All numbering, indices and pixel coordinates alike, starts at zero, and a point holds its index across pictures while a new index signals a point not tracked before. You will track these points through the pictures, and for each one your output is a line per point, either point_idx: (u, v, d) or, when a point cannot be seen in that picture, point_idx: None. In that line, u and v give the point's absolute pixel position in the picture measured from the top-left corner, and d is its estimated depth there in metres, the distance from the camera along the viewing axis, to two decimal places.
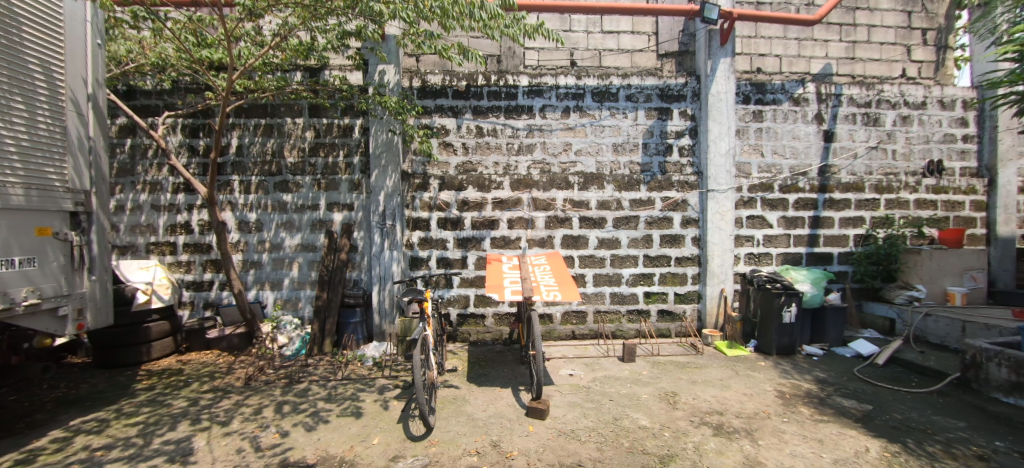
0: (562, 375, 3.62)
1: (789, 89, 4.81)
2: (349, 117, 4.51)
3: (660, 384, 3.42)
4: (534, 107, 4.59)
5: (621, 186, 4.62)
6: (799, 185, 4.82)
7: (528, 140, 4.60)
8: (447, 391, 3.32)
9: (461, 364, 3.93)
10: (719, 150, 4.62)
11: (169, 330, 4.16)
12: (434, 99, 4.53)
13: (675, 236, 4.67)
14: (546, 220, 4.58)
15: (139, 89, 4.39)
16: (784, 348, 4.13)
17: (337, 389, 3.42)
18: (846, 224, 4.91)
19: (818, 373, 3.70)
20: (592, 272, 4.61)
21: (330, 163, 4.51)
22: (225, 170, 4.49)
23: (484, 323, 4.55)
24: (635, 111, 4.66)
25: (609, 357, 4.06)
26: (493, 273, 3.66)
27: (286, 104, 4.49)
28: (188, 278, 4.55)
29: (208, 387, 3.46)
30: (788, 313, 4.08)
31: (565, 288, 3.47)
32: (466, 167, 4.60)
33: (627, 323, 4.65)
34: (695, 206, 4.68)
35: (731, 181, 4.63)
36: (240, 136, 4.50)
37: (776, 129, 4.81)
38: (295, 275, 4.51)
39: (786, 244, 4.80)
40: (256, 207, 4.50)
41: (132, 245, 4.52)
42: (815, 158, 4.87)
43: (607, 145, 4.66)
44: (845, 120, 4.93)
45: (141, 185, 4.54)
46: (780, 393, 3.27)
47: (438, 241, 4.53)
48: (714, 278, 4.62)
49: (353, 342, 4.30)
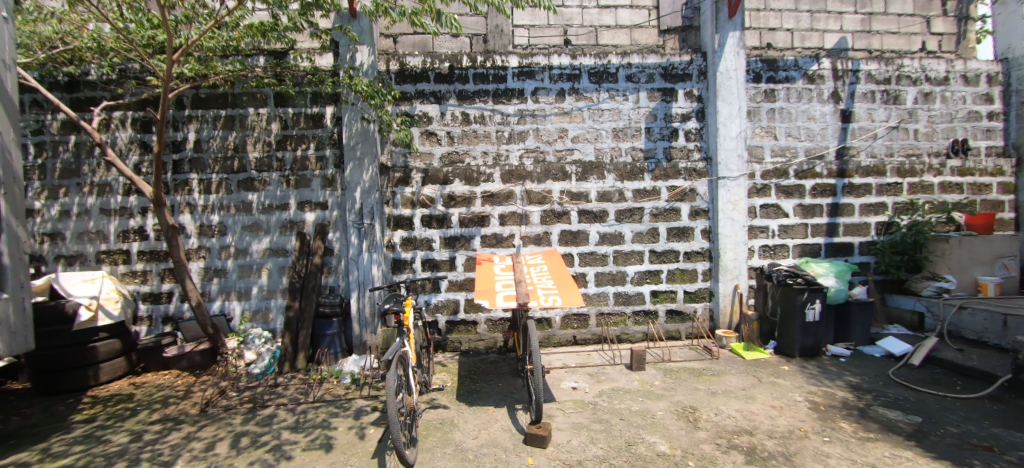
0: (563, 389, 3.20)
1: (803, 66, 4.41)
2: (319, 106, 4.04)
3: (676, 397, 3.00)
4: (526, 90, 4.15)
5: (623, 176, 4.19)
6: (816, 170, 4.42)
7: (519, 127, 4.16)
8: (433, 414, 2.89)
9: (450, 379, 3.50)
10: (730, 132, 4.22)
11: (121, 349, 3.70)
12: (414, 83, 4.07)
13: (683, 229, 4.26)
14: (542, 215, 4.15)
15: (83, 80, 3.94)
16: (809, 349, 3.74)
17: (307, 415, 2.99)
18: (867, 211, 4.52)
19: (850, 378, 3.31)
20: (594, 271, 4.19)
21: (299, 157, 4.04)
22: (182, 168, 4.03)
23: (476, 331, 4.13)
24: (636, 92, 4.23)
25: (615, 365, 3.65)
26: (483, 277, 3.24)
27: (248, 92, 4.02)
28: (145, 290, 4.08)
29: (157, 417, 3.01)
30: (811, 310, 3.69)
31: (566, 292, 3.03)
32: (452, 157, 4.13)
33: (633, 325, 4.23)
34: (705, 195, 4.27)
35: (742, 167, 4.23)
36: (198, 130, 4.02)
37: (790, 109, 4.40)
38: (264, 283, 4.05)
39: (803, 234, 4.40)
40: (218, 209, 4.04)
41: (80, 254, 4.04)
42: (832, 140, 4.47)
43: (607, 131, 4.22)
44: (863, 99, 4.53)
45: (87, 187, 4.06)
46: (813, 404, 2.87)
47: (423, 241, 4.09)
48: (727, 274, 4.22)
49: (328, 356, 3.85)
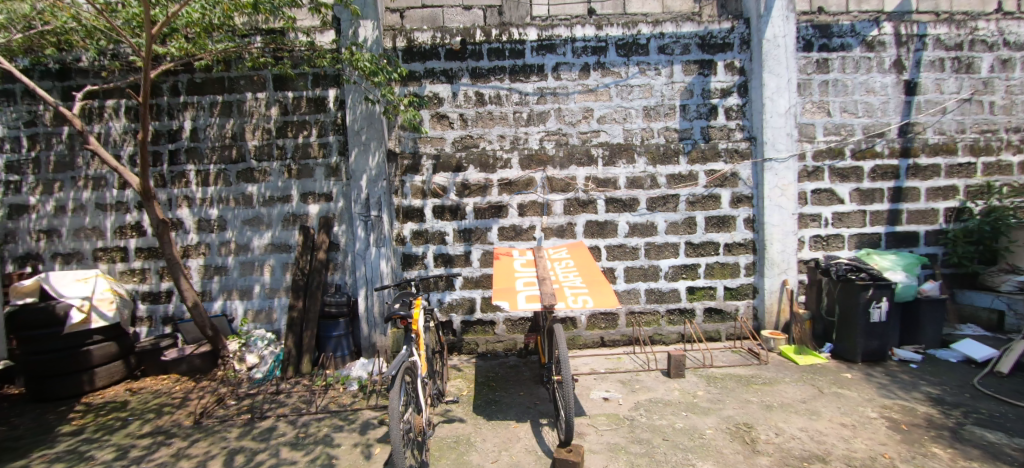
0: (594, 400, 2.83)
1: (861, 31, 3.88)
2: (321, 88, 3.71)
3: (726, 412, 2.60)
4: (546, 66, 3.74)
5: (656, 159, 3.76)
6: (876, 149, 3.91)
7: (539, 107, 3.76)
8: (447, 429, 2.55)
9: (465, 386, 3.16)
10: (777, 108, 3.73)
11: (117, 352, 3.47)
12: (423, 61, 3.70)
13: (723, 219, 3.81)
14: (565, 204, 3.76)
15: (76, 67, 3.72)
16: (873, 353, 3.27)
17: (308, 429, 2.70)
18: (935, 196, 3.98)
19: (928, 389, 2.85)
20: (623, 266, 3.79)
21: (301, 145, 3.73)
22: (179, 158, 3.77)
23: (494, 331, 3.78)
24: (670, 66, 3.78)
25: (650, 371, 3.25)
26: (502, 273, 2.88)
27: (245, 75, 3.71)
28: (143, 289, 3.85)
29: (148, 429, 2.76)
30: (877, 310, 3.21)
31: (597, 290, 2.63)
32: (465, 142, 3.76)
33: (667, 325, 3.83)
34: (748, 180, 3.81)
35: (792, 147, 3.74)
36: (194, 118, 3.75)
37: (845, 81, 3.88)
38: (267, 281, 3.78)
39: (861, 223, 3.90)
40: (217, 202, 3.77)
41: (77, 251, 3.83)
42: (893, 116, 3.94)
43: (637, 109, 3.78)
44: (931, 68, 3.97)
45: (82, 180, 3.83)
46: (892, 422, 2.44)
47: (435, 234, 3.75)
48: (774, 268, 3.76)
49: (334, 360, 3.57)
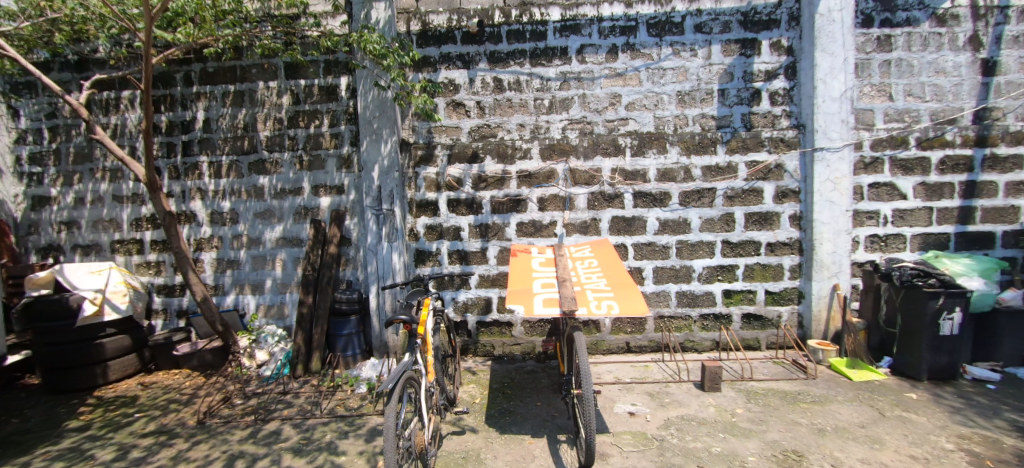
0: (619, 415, 2.57)
1: (930, 3, 3.41)
2: (333, 76, 3.55)
3: (771, 436, 2.29)
4: (569, 48, 3.45)
5: (690, 149, 3.43)
6: (946, 137, 3.44)
7: (562, 93, 3.48)
8: (456, 443, 2.34)
9: (479, 393, 2.95)
10: (831, 92, 3.33)
11: (130, 345, 3.43)
12: (439, 45, 3.48)
13: (766, 215, 3.44)
14: (589, 198, 3.48)
15: (93, 58, 3.70)
16: (941, 370, 2.87)
17: (311, 434, 2.54)
18: (1017, 191, 3.47)
19: (1015, 417, 2.44)
20: (652, 266, 3.48)
21: (313, 135, 3.59)
22: (192, 149, 3.69)
23: (512, 334, 3.56)
24: (707, 46, 3.42)
25: (681, 383, 2.96)
26: (519, 273, 2.64)
27: (257, 63, 3.59)
28: (158, 282, 3.82)
29: (151, 428, 2.67)
30: (948, 322, 2.80)
31: (624, 294, 2.35)
32: (483, 131, 3.53)
33: (700, 332, 3.51)
34: (795, 173, 3.43)
35: (847, 135, 3.34)
36: (207, 108, 3.66)
37: (911, 61, 3.42)
38: (278, 275, 3.67)
39: (926, 221, 3.45)
40: (229, 194, 3.68)
41: (95, 243, 3.83)
42: (968, 99, 3.45)
43: (670, 95, 3.44)
44: (1014, 44, 3.44)
45: (100, 172, 3.81)
46: (976, 457, 2.07)
47: (450, 229, 3.54)
48: (824, 271, 3.38)
49: (344, 359, 3.42)
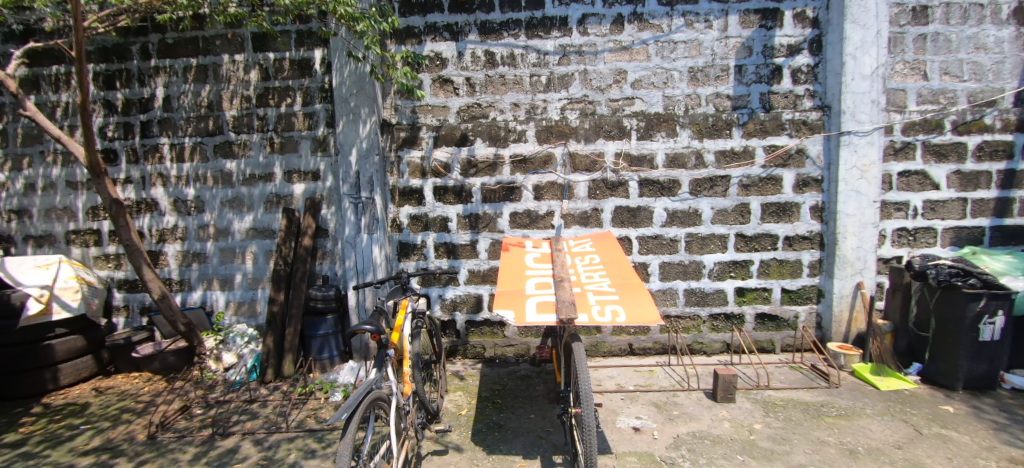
0: (623, 431, 2.28)
1: None
2: (306, 48, 3.18)
3: (797, 459, 2.01)
4: (570, 18, 3.08)
5: (703, 132, 3.09)
6: (985, 121, 3.11)
7: (561, 69, 3.12)
8: (436, 466, 2.05)
9: (466, 402, 2.66)
10: (861, 68, 2.99)
11: (84, 347, 3.11)
12: (423, 14, 3.11)
13: (785, 206, 3.13)
14: (590, 186, 3.15)
15: (39, 28, 3.31)
16: (978, 379, 2.59)
17: (274, 453, 2.24)
18: None
19: None
20: (658, 261, 3.17)
21: (284, 114, 3.23)
22: (152, 130, 3.33)
23: (504, 334, 3.26)
24: (723, 16, 3.06)
25: (690, 391, 2.67)
26: (510, 271, 2.33)
27: (221, 34, 3.21)
28: (119, 276, 3.49)
29: (96, 444, 2.37)
30: (987, 327, 2.52)
31: (630, 298, 2.04)
32: (473, 111, 3.18)
33: (709, 333, 3.22)
34: (817, 159, 3.10)
35: (877, 117, 3.01)
36: (167, 84, 3.29)
37: (949, 35, 3.06)
38: (249, 270, 3.35)
39: (959, 214, 3.14)
40: (193, 180, 3.33)
41: (48, 234, 3.49)
42: (1010, 79, 3.10)
43: (681, 71, 3.09)
44: None
45: (51, 155, 3.45)
46: None
47: (436, 220, 3.21)
48: (847, 267, 3.08)
49: (320, 362, 3.12)
